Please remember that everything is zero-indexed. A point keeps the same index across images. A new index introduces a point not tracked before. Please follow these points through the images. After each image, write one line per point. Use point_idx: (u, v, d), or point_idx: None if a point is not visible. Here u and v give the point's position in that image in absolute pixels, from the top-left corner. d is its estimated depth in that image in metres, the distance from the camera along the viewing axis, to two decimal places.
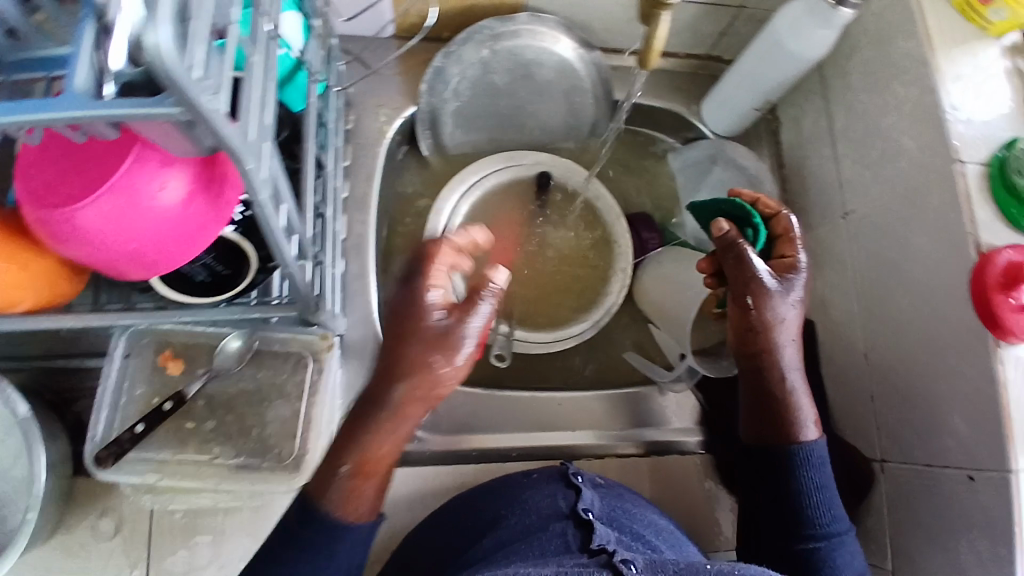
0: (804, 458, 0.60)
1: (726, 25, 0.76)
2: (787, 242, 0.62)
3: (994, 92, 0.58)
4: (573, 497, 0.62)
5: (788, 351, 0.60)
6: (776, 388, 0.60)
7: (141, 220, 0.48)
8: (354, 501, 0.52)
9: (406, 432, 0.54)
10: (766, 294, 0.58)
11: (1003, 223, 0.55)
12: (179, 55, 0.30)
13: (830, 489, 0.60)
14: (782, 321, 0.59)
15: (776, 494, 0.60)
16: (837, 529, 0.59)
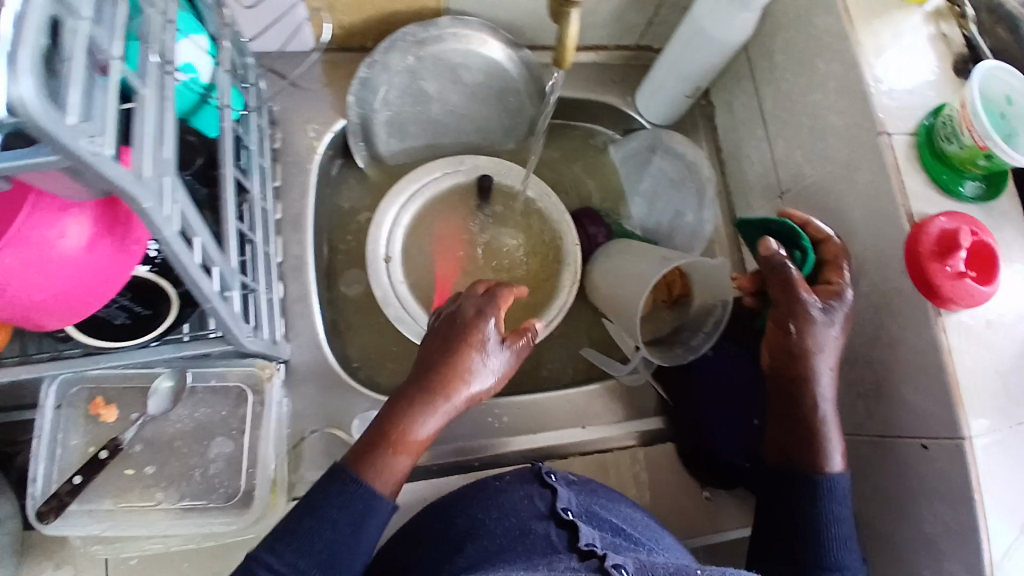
0: (826, 488, 0.60)
1: (652, 14, 0.79)
2: (834, 269, 0.61)
3: (918, 59, 0.62)
4: (550, 497, 0.60)
5: (825, 380, 0.61)
6: (805, 412, 0.61)
7: (45, 273, 0.43)
8: (380, 474, 0.54)
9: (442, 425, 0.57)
10: (803, 319, 0.59)
11: (933, 189, 0.59)
12: (49, 108, 0.30)
13: (846, 523, 0.59)
14: (819, 347, 0.60)
15: (795, 523, 0.60)
16: (851, 565, 0.58)
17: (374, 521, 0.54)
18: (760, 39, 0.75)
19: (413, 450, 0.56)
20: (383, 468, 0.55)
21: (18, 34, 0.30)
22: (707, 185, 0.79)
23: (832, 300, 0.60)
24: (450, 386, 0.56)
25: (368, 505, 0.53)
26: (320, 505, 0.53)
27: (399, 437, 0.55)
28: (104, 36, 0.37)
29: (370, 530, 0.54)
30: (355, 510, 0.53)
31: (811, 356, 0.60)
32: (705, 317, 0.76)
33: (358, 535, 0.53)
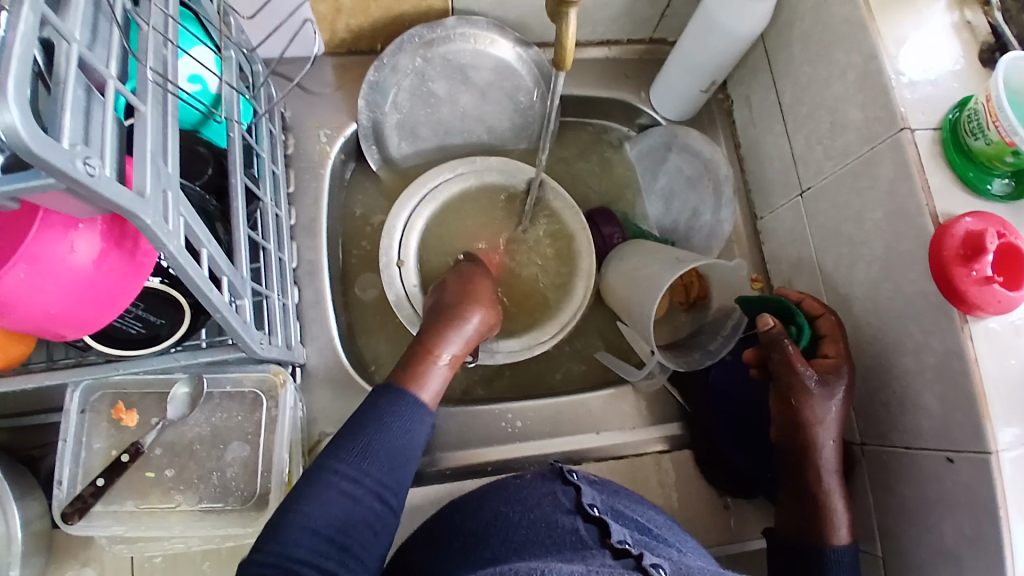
0: (833, 560, 0.60)
1: (665, 7, 0.77)
2: (835, 345, 0.62)
3: (942, 49, 0.59)
4: (574, 493, 0.59)
5: (828, 452, 0.60)
6: (812, 485, 0.61)
7: (55, 287, 0.45)
8: (422, 381, 0.62)
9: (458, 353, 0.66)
10: (802, 395, 0.60)
11: (960, 187, 0.56)
12: (38, 132, 0.31)
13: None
14: (823, 421, 0.60)
15: None
16: None
17: (418, 429, 0.59)
18: (777, 29, 0.73)
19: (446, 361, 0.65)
20: (425, 373, 0.63)
21: (3, 60, 0.30)
22: (724, 182, 0.76)
23: (835, 378, 0.60)
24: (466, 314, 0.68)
25: (412, 412, 0.59)
26: (381, 416, 0.57)
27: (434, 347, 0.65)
28: (98, 59, 0.38)
29: (417, 435, 0.59)
30: (404, 417, 0.58)
31: (813, 431, 0.60)
32: (724, 319, 0.73)
33: (408, 440, 0.57)
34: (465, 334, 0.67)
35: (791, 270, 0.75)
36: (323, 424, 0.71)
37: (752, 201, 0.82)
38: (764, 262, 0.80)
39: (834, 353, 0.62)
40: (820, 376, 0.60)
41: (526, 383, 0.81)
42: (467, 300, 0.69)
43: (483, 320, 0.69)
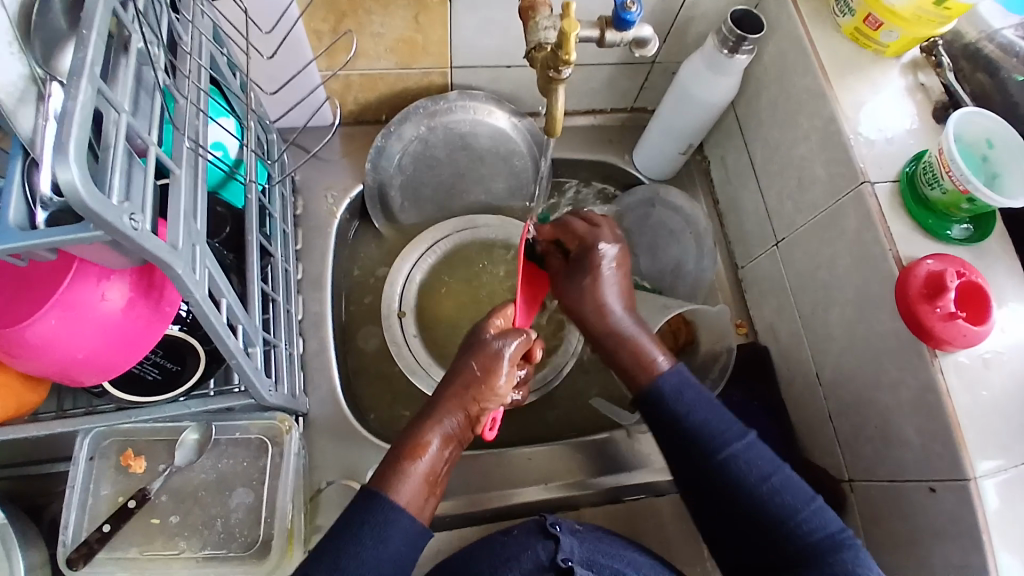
0: (660, 390, 0.60)
1: (643, 79, 0.84)
2: (568, 233, 0.68)
3: (895, 113, 0.66)
4: (553, 547, 0.60)
5: (613, 301, 0.65)
6: (613, 341, 0.64)
7: (85, 332, 0.49)
8: (397, 487, 0.53)
9: (449, 446, 0.57)
10: (586, 276, 0.65)
11: (920, 233, 0.61)
12: (92, 189, 0.36)
13: (704, 407, 0.59)
14: (603, 287, 0.65)
15: (666, 437, 0.59)
16: (734, 444, 0.57)
17: (394, 536, 0.51)
18: (746, 97, 0.80)
19: (432, 457, 0.56)
20: (399, 479, 0.54)
21: (64, 127, 0.35)
22: (705, 234, 0.82)
23: (589, 251, 0.65)
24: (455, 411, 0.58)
25: (387, 517, 0.52)
26: (352, 530, 0.51)
27: (416, 444, 0.56)
28: (142, 127, 0.43)
29: (392, 546, 0.51)
30: (376, 523, 0.51)
31: (603, 303, 0.64)
32: (711, 363, 0.78)
33: (382, 551, 0.51)
34: (448, 424, 0.57)
35: (773, 314, 0.79)
36: (326, 471, 0.72)
37: (732, 253, 0.87)
38: (746, 307, 0.85)
39: (583, 234, 0.67)
40: (588, 247, 0.66)
41: (523, 432, 0.83)
42: (455, 391, 0.58)
43: (501, 392, 0.59)
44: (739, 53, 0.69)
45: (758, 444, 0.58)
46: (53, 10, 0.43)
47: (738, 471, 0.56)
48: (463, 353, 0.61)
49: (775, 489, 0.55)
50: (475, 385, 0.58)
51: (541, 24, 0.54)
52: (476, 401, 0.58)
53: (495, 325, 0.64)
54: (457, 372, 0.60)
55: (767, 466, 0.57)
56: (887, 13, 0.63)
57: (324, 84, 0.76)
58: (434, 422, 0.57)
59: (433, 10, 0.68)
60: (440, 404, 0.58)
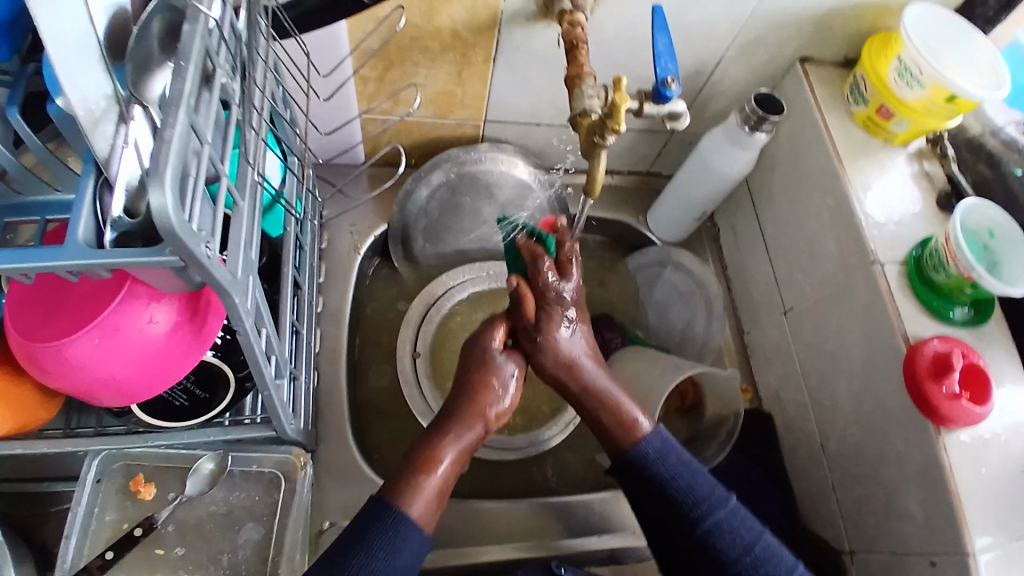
0: (642, 456, 0.62)
1: (662, 146, 0.89)
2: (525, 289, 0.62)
3: (902, 197, 0.71)
4: None
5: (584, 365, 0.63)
6: (592, 401, 0.63)
7: (127, 351, 0.49)
8: (411, 499, 0.56)
9: (463, 455, 0.60)
10: (544, 344, 0.62)
11: (926, 314, 0.65)
12: (179, 214, 0.37)
13: (687, 472, 0.62)
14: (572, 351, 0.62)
15: (656, 502, 0.61)
16: (714, 511, 0.60)
17: (404, 548, 0.54)
18: (760, 172, 0.85)
19: (443, 473, 0.58)
20: (416, 492, 0.56)
21: (160, 153, 0.36)
22: (715, 300, 0.86)
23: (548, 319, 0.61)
24: (474, 419, 0.60)
25: (400, 526, 0.54)
26: (363, 539, 0.54)
27: (428, 459, 0.58)
28: (216, 157, 0.45)
29: (402, 559, 0.54)
30: (388, 532, 0.54)
31: (570, 360, 0.62)
32: (717, 428, 0.79)
33: (390, 559, 0.53)
34: (468, 438, 0.60)
35: (778, 381, 0.82)
36: (331, 510, 0.72)
37: (739, 317, 0.90)
38: (752, 372, 0.87)
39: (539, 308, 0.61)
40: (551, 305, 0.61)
41: (527, 482, 0.83)
42: (469, 405, 0.60)
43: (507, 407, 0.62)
44: (759, 130, 0.73)
45: (739, 512, 0.61)
46: (149, 38, 0.44)
47: (721, 543, 0.59)
48: (475, 368, 0.61)
49: (759, 559, 0.59)
50: (484, 401, 0.60)
51: (586, 92, 0.57)
52: (488, 413, 0.61)
53: (500, 338, 0.63)
54: (473, 385, 0.61)
55: (749, 536, 0.60)
56: (899, 104, 0.68)
57: (363, 144, 0.82)
58: (451, 435, 0.59)
59: (475, 67, 0.71)
60: (457, 418, 0.60)
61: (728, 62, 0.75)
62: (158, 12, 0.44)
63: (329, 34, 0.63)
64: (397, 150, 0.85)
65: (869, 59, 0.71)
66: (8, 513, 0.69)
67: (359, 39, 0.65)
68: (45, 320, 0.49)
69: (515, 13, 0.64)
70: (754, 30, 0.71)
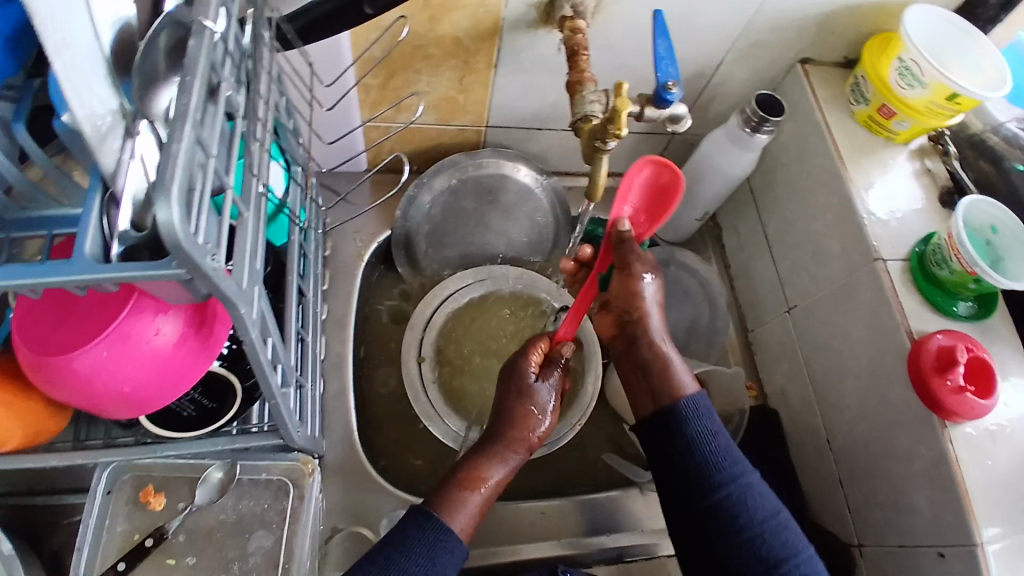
0: (683, 412, 0.60)
1: (663, 147, 0.89)
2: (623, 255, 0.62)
3: (904, 193, 0.71)
4: None
5: (654, 318, 0.64)
6: (650, 354, 0.63)
7: (135, 363, 0.50)
8: (455, 510, 0.58)
9: (505, 478, 0.63)
10: (626, 287, 0.62)
11: (929, 309, 0.65)
12: (184, 224, 0.37)
13: (721, 435, 0.60)
14: (644, 296, 0.63)
15: (683, 463, 0.59)
16: (740, 473, 0.59)
17: (445, 558, 0.55)
18: (762, 172, 0.85)
19: (487, 491, 0.61)
20: (457, 506, 0.58)
21: (167, 167, 0.36)
22: (718, 297, 0.87)
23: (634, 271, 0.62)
24: (515, 442, 0.64)
25: (439, 537, 0.55)
26: (400, 544, 0.54)
27: (472, 478, 0.61)
28: (221, 169, 0.45)
29: (441, 567, 0.54)
30: (428, 543, 0.55)
31: (642, 312, 0.63)
32: (723, 425, 0.79)
33: (431, 569, 0.54)
34: (511, 462, 0.64)
35: (785, 379, 0.82)
36: (338, 515, 0.72)
37: (743, 316, 0.91)
38: (757, 371, 0.87)
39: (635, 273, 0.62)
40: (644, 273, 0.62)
41: (533, 486, 0.83)
42: (507, 428, 0.64)
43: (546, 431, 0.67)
44: (760, 132, 0.73)
45: (763, 488, 0.59)
46: (155, 52, 0.44)
47: (746, 505, 0.57)
48: (512, 396, 0.66)
49: (779, 527, 0.57)
50: (523, 424, 0.65)
51: (587, 97, 0.58)
52: (527, 437, 0.65)
53: (534, 362, 0.68)
54: (515, 411, 0.65)
55: (772, 505, 0.58)
56: (901, 104, 0.68)
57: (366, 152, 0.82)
58: (495, 455, 0.63)
59: (478, 74, 0.71)
60: (497, 441, 0.64)
61: (729, 64, 0.75)
62: (167, 26, 0.45)
63: (332, 46, 0.63)
64: (398, 158, 0.85)
65: (869, 60, 0.71)
66: (14, 525, 0.69)
67: (363, 48, 0.65)
68: (54, 331, 0.49)
69: (516, 20, 0.64)
70: (755, 32, 0.71)
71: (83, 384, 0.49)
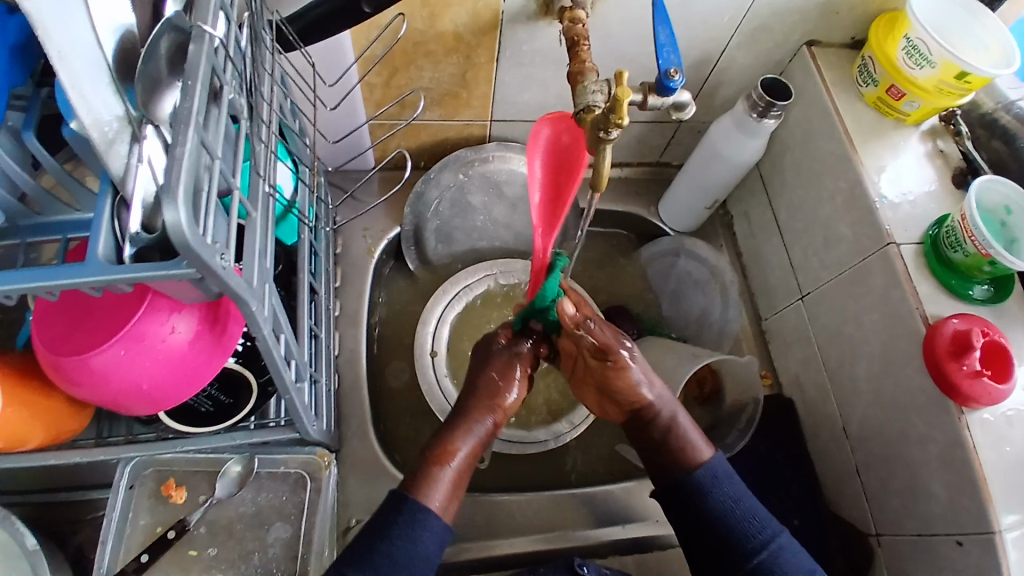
0: (704, 479, 0.59)
1: (671, 136, 0.89)
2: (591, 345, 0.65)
3: (916, 176, 0.70)
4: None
5: (651, 387, 0.64)
6: (661, 427, 0.64)
7: (151, 361, 0.51)
8: (432, 487, 0.58)
9: (475, 449, 0.63)
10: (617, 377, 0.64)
11: (944, 293, 0.64)
12: (192, 226, 0.38)
13: (745, 497, 0.59)
14: (636, 373, 0.64)
15: (712, 529, 0.57)
16: (772, 534, 0.57)
17: (426, 537, 0.55)
18: (771, 157, 0.84)
19: (457, 462, 0.61)
20: (435, 482, 0.58)
21: (173, 170, 0.37)
22: (731, 285, 0.85)
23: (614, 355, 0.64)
24: (479, 411, 0.65)
25: (417, 517, 0.55)
26: (384, 531, 0.54)
27: (443, 452, 0.61)
28: (227, 170, 0.46)
29: (422, 548, 0.55)
30: (407, 525, 0.55)
31: (640, 399, 0.64)
32: (738, 413, 0.79)
33: (412, 550, 0.54)
34: (477, 430, 0.64)
35: (798, 366, 0.81)
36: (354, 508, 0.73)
37: (756, 305, 0.90)
38: (771, 359, 0.87)
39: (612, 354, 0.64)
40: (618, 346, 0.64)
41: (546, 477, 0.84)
42: (474, 398, 0.66)
43: (515, 401, 0.67)
44: (767, 117, 0.73)
45: (792, 543, 0.58)
46: (157, 57, 0.45)
47: (783, 568, 0.56)
48: (479, 366, 0.68)
49: None
50: (488, 392, 0.66)
51: (589, 87, 0.57)
52: (495, 406, 0.65)
53: (503, 337, 0.69)
54: (482, 383, 0.66)
55: (805, 564, 0.56)
56: (910, 84, 0.67)
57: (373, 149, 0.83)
58: (461, 426, 0.63)
59: (480, 68, 0.72)
60: (464, 413, 0.64)
61: (733, 49, 0.75)
62: (167, 31, 0.45)
63: (334, 45, 0.64)
64: (404, 154, 0.86)
65: (877, 40, 0.70)
66: (41, 522, 0.72)
67: (364, 47, 0.66)
68: (73, 331, 0.51)
69: (516, 13, 0.65)
70: (757, 16, 0.70)
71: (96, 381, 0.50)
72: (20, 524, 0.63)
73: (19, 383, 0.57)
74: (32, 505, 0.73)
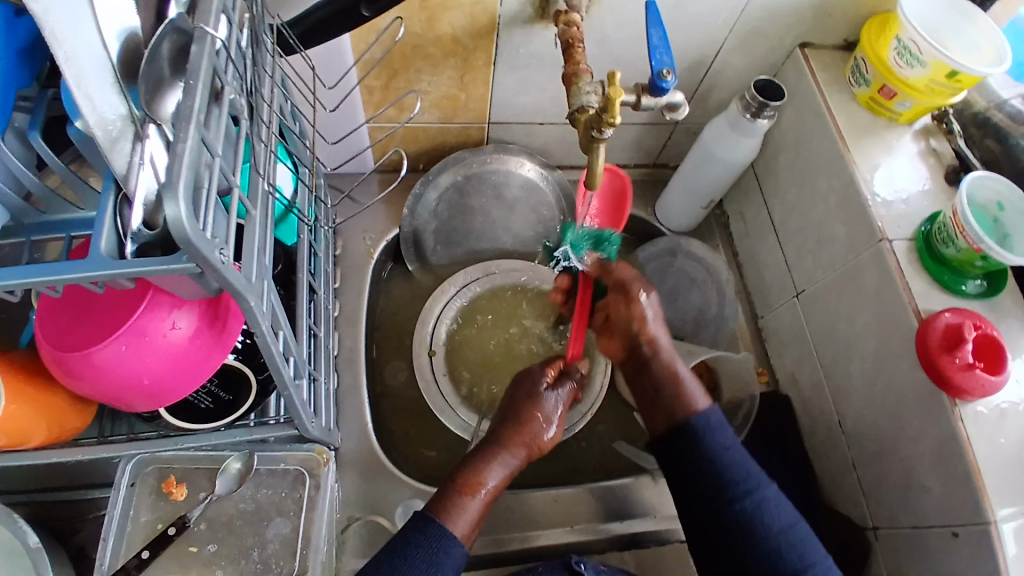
0: (701, 426, 0.62)
1: (666, 137, 0.90)
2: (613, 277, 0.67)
3: (909, 175, 0.70)
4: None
5: (664, 340, 0.65)
6: (661, 373, 0.65)
7: (153, 356, 0.52)
8: (456, 517, 0.59)
9: (502, 481, 0.63)
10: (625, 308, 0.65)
11: (937, 289, 0.64)
12: (192, 220, 0.39)
13: (736, 448, 0.61)
14: (647, 317, 0.65)
15: (702, 476, 0.60)
16: (757, 487, 0.59)
17: (447, 562, 0.57)
18: (765, 158, 0.85)
19: (483, 495, 0.61)
20: (458, 512, 0.60)
21: (174, 166, 0.38)
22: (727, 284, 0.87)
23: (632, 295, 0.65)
24: (514, 444, 0.64)
25: (442, 544, 0.57)
26: (404, 551, 0.56)
27: (471, 483, 0.61)
28: (227, 169, 0.46)
29: (443, 569, 0.56)
30: (430, 549, 0.56)
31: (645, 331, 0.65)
32: (734, 411, 0.80)
33: (433, 573, 0.56)
34: (507, 463, 0.64)
35: (794, 364, 0.82)
36: (353, 506, 0.74)
37: (753, 304, 0.90)
38: (767, 357, 0.87)
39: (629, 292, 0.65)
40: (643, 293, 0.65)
41: (544, 476, 0.84)
42: (512, 431, 0.65)
43: (552, 438, 0.67)
44: (761, 117, 0.73)
45: (779, 498, 0.60)
46: (160, 59, 0.45)
47: (766, 518, 0.58)
48: (521, 398, 0.67)
49: (798, 539, 0.58)
50: (526, 427, 0.65)
51: (583, 88, 0.59)
52: (530, 441, 0.65)
53: (549, 376, 0.69)
54: (520, 414, 0.65)
55: (789, 518, 0.59)
56: (901, 83, 0.68)
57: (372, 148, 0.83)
58: (491, 458, 0.63)
59: (477, 70, 0.73)
60: (497, 443, 0.64)
61: (726, 52, 0.76)
62: (169, 34, 0.46)
63: (333, 48, 0.65)
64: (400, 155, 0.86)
65: (868, 41, 0.71)
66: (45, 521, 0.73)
67: (363, 49, 0.67)
68: (75, 326, 0.52)
69: (512, 17, 0.66)
70: (750, 20, 0.71)
71: (99, 376, 0.51)
72: (21, 523, 0.63)
73: (24, 380, 0.58)
74: (36, 504, 0.73)
